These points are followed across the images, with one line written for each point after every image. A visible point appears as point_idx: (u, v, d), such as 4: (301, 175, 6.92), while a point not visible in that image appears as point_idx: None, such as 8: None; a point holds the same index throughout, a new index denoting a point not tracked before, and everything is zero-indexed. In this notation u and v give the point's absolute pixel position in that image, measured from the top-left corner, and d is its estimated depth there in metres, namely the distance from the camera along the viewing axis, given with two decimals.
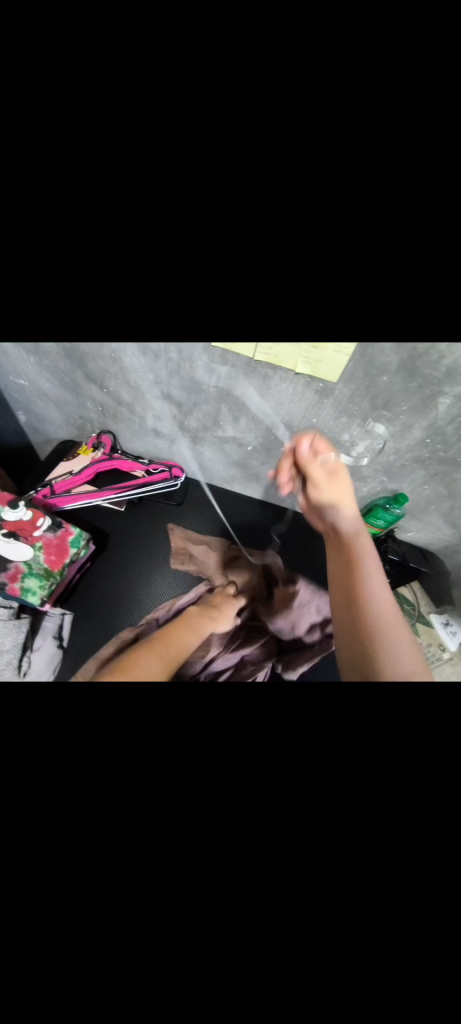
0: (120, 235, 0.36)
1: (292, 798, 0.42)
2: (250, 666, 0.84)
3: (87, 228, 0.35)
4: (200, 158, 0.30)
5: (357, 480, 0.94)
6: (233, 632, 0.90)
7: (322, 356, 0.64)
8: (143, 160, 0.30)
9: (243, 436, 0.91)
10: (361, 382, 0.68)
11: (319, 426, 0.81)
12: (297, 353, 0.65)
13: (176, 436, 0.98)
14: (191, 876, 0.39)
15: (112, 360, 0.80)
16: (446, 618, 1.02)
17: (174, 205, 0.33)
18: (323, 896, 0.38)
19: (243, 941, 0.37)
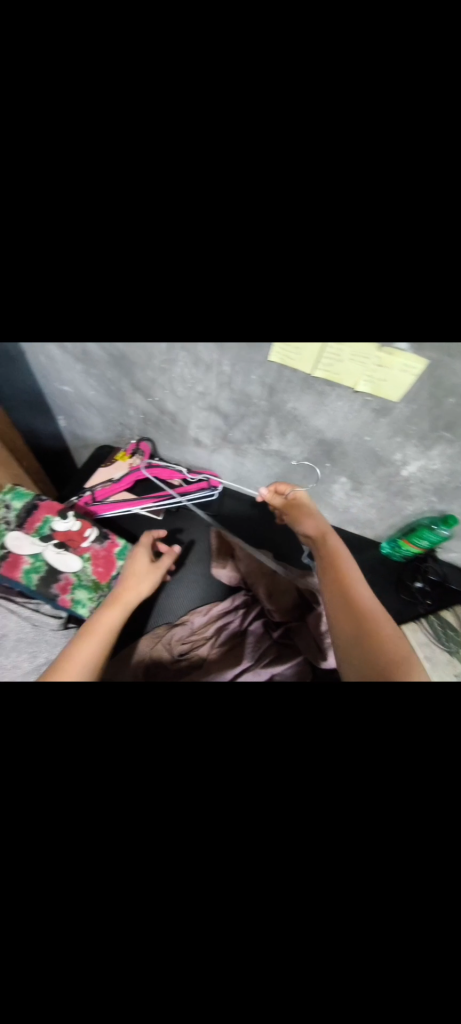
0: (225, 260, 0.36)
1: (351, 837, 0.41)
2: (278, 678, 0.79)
3: (199, 238, 0.36)
4: (315, 171, 0.31)
5: (404, 497, 0.91)
6: (265, 645, 0.85)
7: (388, 373, 0.62)
8: (260, 164, 0.31)
9: (288, 450, 0.89)
10: (425, 403, 0.65)
11: (371, 444, 0.78)
12: (361, 371, 0.63)
13: (218, 446, 0.96)
14: (263, 895, 0.40)
15: (161, 371, 0.79)
16: None
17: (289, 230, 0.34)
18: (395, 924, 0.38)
19: (304, 947, 0.41)
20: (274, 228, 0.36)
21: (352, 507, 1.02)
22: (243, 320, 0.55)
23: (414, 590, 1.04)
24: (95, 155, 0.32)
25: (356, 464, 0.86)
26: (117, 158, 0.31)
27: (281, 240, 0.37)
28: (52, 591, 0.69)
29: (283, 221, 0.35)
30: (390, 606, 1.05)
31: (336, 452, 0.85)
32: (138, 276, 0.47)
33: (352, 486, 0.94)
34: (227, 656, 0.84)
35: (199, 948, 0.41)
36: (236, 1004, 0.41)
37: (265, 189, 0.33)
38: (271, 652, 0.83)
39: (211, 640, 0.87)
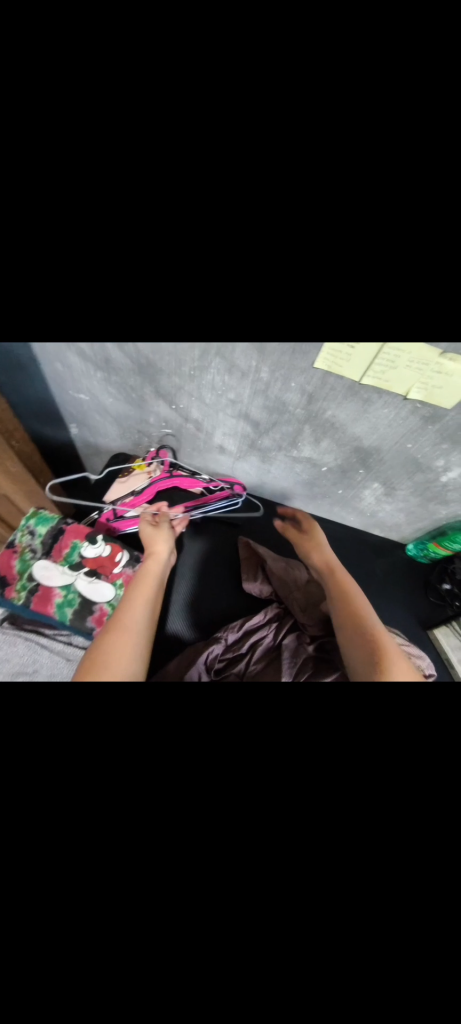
0: (300, 252, 0.34)
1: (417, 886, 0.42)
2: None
3: (272, 234, 0.32)
4: (415, 172, 0.28)
5: (442, 503, 0.87)
6: (304, 659, 0.78)
7: (448, 383, 0.57)
8: (362, 165, 0.28)
9: (321, 456, 0.84)
10: None
11: (413, 451, 0.75)
12: (416, 382, 0.59)
13: (244, 453, 0.91)
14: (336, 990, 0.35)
15: (188, 378, 0.73)
16: None
17: (373, 236, 0.32)
18: None
19: None
20: (363, 234, 0.32)
21: (380, 511, 0.99)
22: (297, 328, 0.50)
23: (443, 592, 1.03)
24: (163, 129, 0.27)
25: (393, 470, 0.82)
26: (196, 156, 0.28)
27: (374, 250, 0.33)
28: (87, 624, 0.65)
29: (388, 230, 0.31)
30: (418, 609, 1.04)
31: (372, 459, 0.81)
32: (194, 289, 0.42)
33: (384, 491, 0.90)
34: (267, 671, 0.78)
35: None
36: None
37: (358, 193, 0.29)
38: (313, 662, 0.77)
39: (247, 654, 0.82)
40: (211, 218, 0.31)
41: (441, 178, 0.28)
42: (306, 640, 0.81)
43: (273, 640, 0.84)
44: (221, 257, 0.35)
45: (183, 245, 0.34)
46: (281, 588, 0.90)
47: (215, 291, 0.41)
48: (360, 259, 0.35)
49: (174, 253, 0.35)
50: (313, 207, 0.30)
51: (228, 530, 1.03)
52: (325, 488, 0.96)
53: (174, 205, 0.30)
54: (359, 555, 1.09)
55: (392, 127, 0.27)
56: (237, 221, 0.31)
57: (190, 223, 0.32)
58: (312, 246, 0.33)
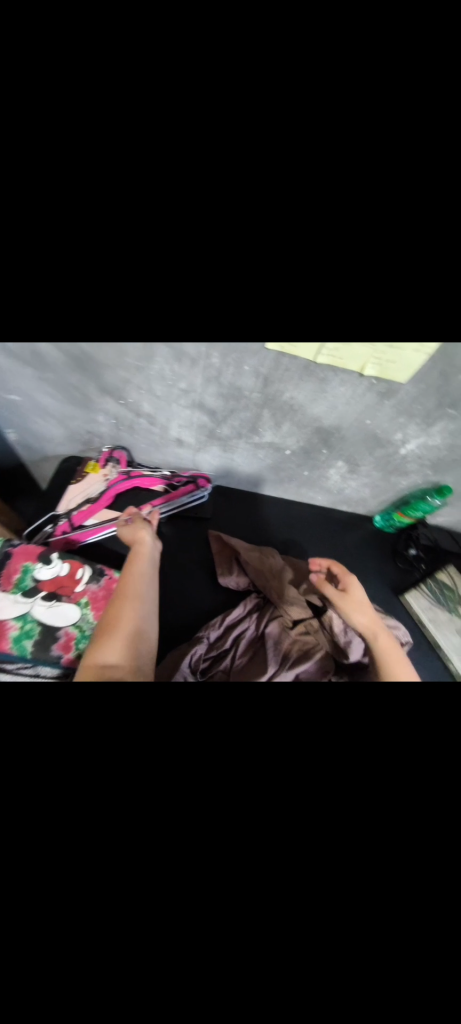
0: (235, 214, 0.30)
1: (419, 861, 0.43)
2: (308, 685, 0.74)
3: (200, 193, 0.29)
4: (341, 130, 0.27)
5: (402, 474, 0.89)
6: (290, 646, 0.78)
7: (401, 360, 0.57)
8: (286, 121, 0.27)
9: (282, 441, 0.82)
10: (431, 383, 0.61)
11: (372, 427, 0.74)
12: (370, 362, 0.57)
13: (203, 445, 0.87)
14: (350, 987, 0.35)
15: (132, 370, 0.67)
16: None
17: (309, 194, 0.30)
18: None
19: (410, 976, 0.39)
20: (298, 194, 0.30)
21: (346, 488, 1.00)
22: (241, 312, 0.46)
23: (409, 557, 1.08)
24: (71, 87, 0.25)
25: (354, 447, 0.82)
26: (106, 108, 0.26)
27: (313, 209, 0.30)
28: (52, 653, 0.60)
29: (324, 188, 0.29)
30: (390, 576, 1.08)
31: (334, 438, 0.80)
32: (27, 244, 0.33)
33: (348, 469, 0.91)
34: (251, 664, 0.77)
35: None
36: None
37: (287, 151, 0.28)
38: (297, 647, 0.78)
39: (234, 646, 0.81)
40: (130, 174, 0.28)
41: (372, 135, 0.27)
42: (287, 619, 0.82)
43: (255, 630, 0.83)
44: (146, 224, 0.31)
45: (103, 209, 0.30)
46: (259, 579, 0.89)
47: (148, 274, 0.37)
48: (301, 217, 0.31)
49: (92, 218, 0.31)
50: (241, 166, 0.28)
51: (197, 527, 0.99)
52: (290, 472, 0.94)
53: (88, 163, 0.28)
54: (330, 533, 1.10)
55: (314, 83, 0.26)
56: (161, 182, 0.29)
57: (108, 183, 0.29)
58: (246, 206, 0.30)
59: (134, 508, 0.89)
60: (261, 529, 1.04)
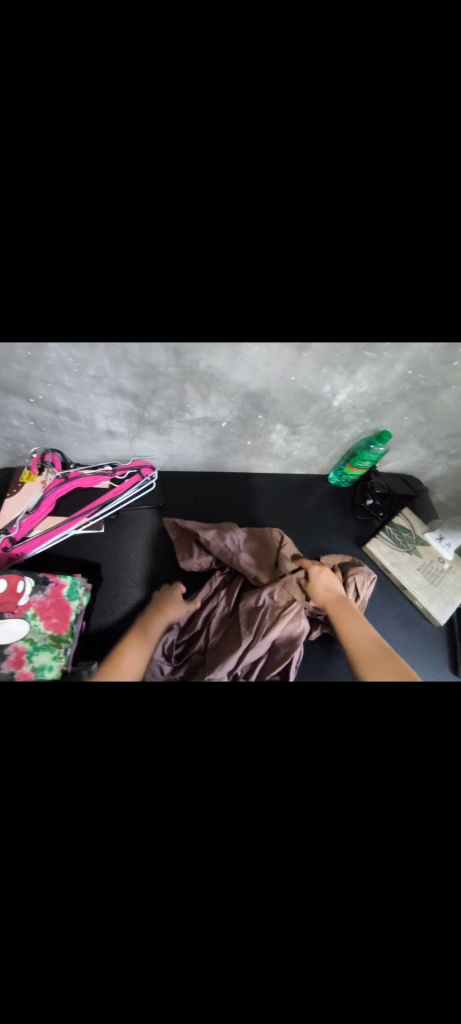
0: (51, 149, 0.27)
1: None
2: (284, 649, 0.77)
3: None
4: None
5: (343, 427, 0.90)
6: (262, 617, 0.79)
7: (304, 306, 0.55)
8: None
9: (215, 414, 0.80)
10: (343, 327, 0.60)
11: (300, 384, 0.73)
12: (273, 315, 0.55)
13: (137, 432, 0.84)
14: None
15: (32, 361, 0.63)
16: (440, 532, 1.04)
17: None
18: None
19: None
20: None
21: (293, 451, 1.00)
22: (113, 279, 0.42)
23: (367, 507, 1.10)
24: None
25: (288, 408, 0.81)
26: None
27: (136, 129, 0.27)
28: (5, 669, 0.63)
29: None
30: (352, 529, 1.09)
31: (265, 403, 0.78)
32: None
33: (289, 432, 0.90)
34: (225, 642, 0.78)
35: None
36: None
37: None
38: (268, 619, 0.78)
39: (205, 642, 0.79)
40: None
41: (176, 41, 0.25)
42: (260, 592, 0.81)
43: (227, 608, 0.83)
44: None
45: None
46: (223, 557, 0.88)
47: None
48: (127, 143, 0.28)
49: None
50: None
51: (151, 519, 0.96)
52: (233, 445, 0.93)
53: None
54: (288, 499, 1.10)
55: None
56: None
57: None
58: None
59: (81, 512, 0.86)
60: (218, 507, 1.03)
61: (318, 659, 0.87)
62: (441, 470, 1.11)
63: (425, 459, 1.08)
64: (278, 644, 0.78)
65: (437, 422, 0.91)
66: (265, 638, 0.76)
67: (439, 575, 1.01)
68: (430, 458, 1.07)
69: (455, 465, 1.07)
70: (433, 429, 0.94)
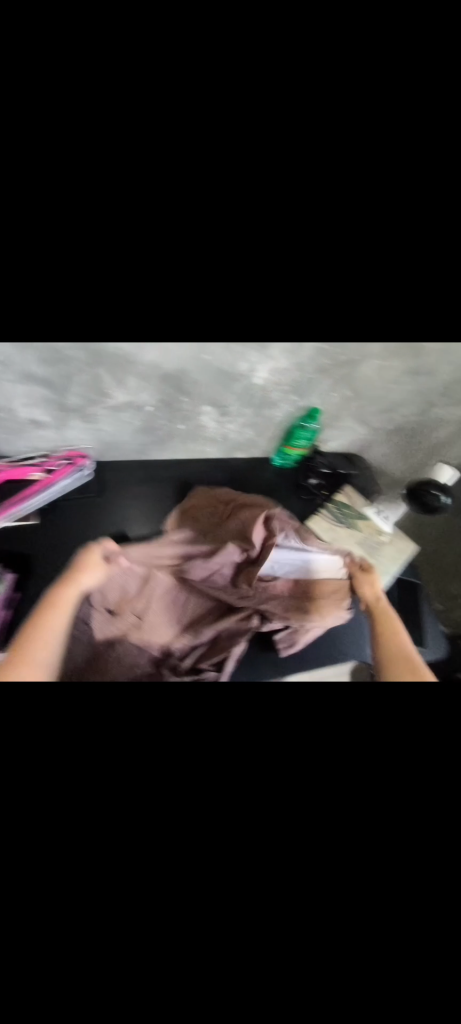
0: None
1: (195, 835, 0.60)
2: (227, 640, 0.88)
3: None
4: None
5: (272, 407, 0.91)
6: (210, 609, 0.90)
7: (175, 270, 0.55)
8: None
9: (139, 400, 0.81)
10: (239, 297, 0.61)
11: (215, 362, 0.75)
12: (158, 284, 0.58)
13: (63, 422, 0.84)
14: (185, 886, 0.56)
15: None
16: (379, 507, 1.09)
17: None
18: (278, 887, 0.57)
19: (243, 907, 0.56)
20: None
21: (229, 434, 1.01)
22: None
23: (310, 487, 1.12)
24: None
25: (211, 391, 0.82)
26: None
27: None
28: None
29: None
30: (296, 508, 1.11)
31: (187, 386, 0.79)
32: None
33: (219, 414, 0.91)
34: (167, 625, 0.89)
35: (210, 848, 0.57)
36: (214, 968, 0.53)
37: None
38: (212, 615, 0.89)
39: (143, 627, 0.87)
40: None
41: None
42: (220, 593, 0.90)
43: (183, 594, 0.91)
44: None
45: None
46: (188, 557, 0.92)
47: None
48: None
49: None
50: None
51: (90, 507, 0.98)
52: (166, 430, 0.94)
53: None
54: (232, 485, 1.11)
55: None
56: None
57: None
58: None
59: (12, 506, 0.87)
60: (163, 498, 1.04)
61: (255, 659, 0.92)
62: (383, 451, 1.13)
63: (366, 438, 1.09)
64: (221, 640, 0.88)
65: (365, 398, 0.92)
66: (209, 629, 0.88)
67: (377, 547, 1.05)
68: (369, 436, 1.08)
69: (395, 442, 1.09)
70: (364, 406, 0.96)
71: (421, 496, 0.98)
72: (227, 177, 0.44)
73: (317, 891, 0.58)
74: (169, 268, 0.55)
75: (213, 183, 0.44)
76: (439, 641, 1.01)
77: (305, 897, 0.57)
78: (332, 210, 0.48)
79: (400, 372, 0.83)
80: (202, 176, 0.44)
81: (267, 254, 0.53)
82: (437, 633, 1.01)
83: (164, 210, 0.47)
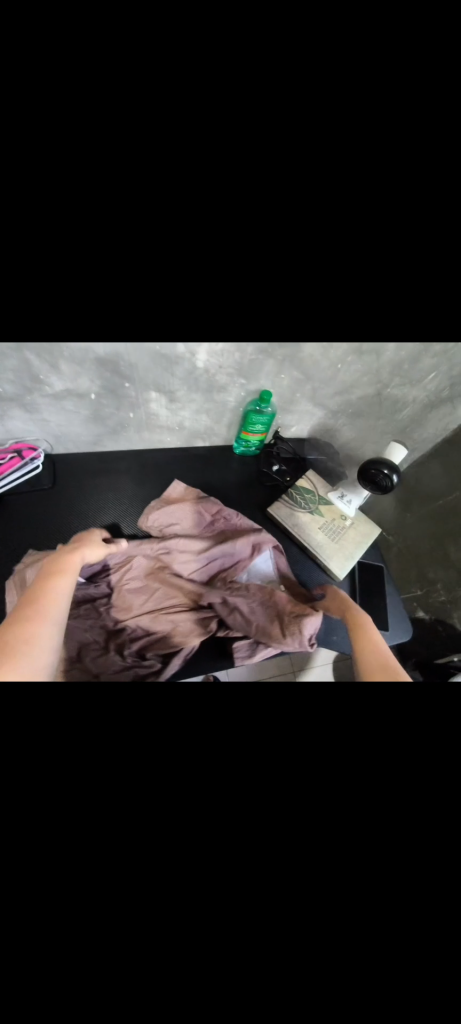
0: None
1: (145, 846, 0.46)
2: (180, 635, 0.83)
3: None
4: None
5: (222, 391, 0.90)
6: (169, 600, 0.86)
7: None
8: None
9: (82, 387, 0.79)
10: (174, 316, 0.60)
11: (155, 351, 0.73)
12: (63, 302, 0.52)
13: (5, 412, 0.82)
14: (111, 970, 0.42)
15: None
16: (342, 490, 1.05)
17: None
18: (235, 962, 0.43)
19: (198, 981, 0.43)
20: None
21: (184, 421, 0.99)
22: None
23: (274, 475, 1.10)
24: None
25: (154, 376, 0.80)
26: None
27: None
28: None
29: None
30: (258, 496, 1.10)
31: (128, 373, 0.78)
32: None
33: (168, 402, 0.90)
34: (129, 604, 0.85)
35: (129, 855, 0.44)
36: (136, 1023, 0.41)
37: None
38: (170, 606, 0.86)
39: (112, 602, 0.85)
40: None
41: None
42: (187, 593, 0.88)
43: (145, 579, 0.88)
44: None
45: None
46: (157, 554, 0.90)
47: None
48: None
49: None
50: None
51: (43, 502, 0.96)
52: (115, 420, 0.92)
53: None
54: (193, 473, 1.09)
55: None
56: None
57: None
58: None
59: None
60: (121, 490, 1.03)
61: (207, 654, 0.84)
62: (348, 436, 1.09)
63: (327, 421, 1.07)
64: (176, 633, 0.83)
65: (319, 379, 0.90)
66: (165, 618, 0.84)
67: (340, 531, 1.03)
68: (330, 420, 1.06)
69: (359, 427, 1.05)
70: (318, 388, 0.94)
71: (369, 472, 0.91)
72: (94, 181, 0.35)
73: (303, 974, 0.44)
74: (74, 285, 0.47)
75: (83, 190, 0.36)
76: (402, 626, 0.99)
77: (277, 976, 0.43)
78: (237, 228, 0.40)
79: (348, 351, 0.80)
80: (71, 180, 0.35)
81: (170, 273, 0.45)
82: (401, 618, 0.99)
83: (52, 242, 0.40)
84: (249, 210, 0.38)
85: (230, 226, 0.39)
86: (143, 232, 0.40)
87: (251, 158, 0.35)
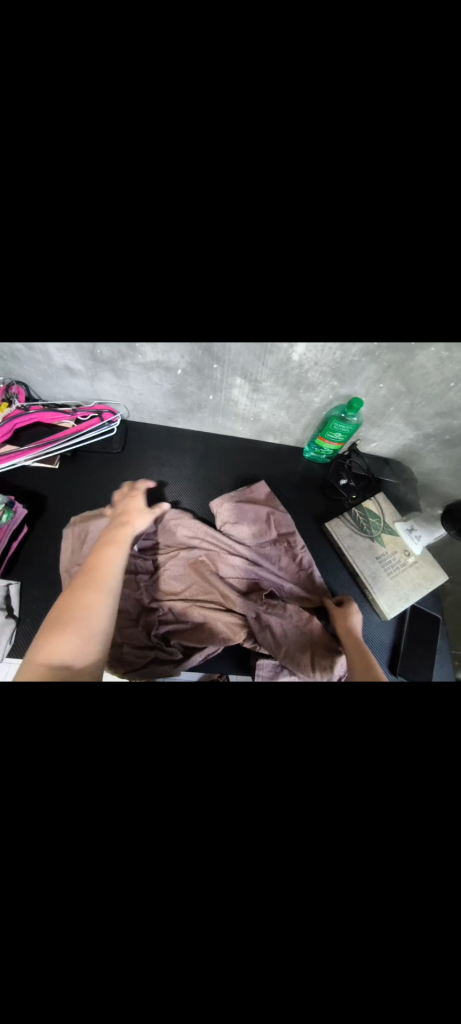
0: None
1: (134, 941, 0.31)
2: (207, 633, 0.81)
3: None
4: None
5: (309, 390, 0.84)
6: (205, 592, 0.86)
7: None
8: None
9: (170, 360, 0.78)
10: None
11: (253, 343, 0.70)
12: None
13: (97, 374, 0.85)
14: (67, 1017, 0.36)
15: None
16: (412, 522, 0.95)
17: None
18: None
19: None
20: None
21: (259, 412, 0.95)
22: None
23: (340, 489, 1.02)
24: None
25: (244, 362, 0.77)
26: None
27: None
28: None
29: None
30: (315, 506, 1.03)
31: (220, 354, 0.75)
32: None
33: (251, 390, 0.86)
34: (165, 587, 0.86)
35: (82, 906, 0.30)
36: None
37: None
38: (204, 601, 0.85)
39: (154, 576, 0.87)
40: None
41: None
42: (226, 591, 0.86)
43: (189, 567, 0.88)
44: None
45: None
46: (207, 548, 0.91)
47: None
48: None
49: None
50: None
51: (110, 463, 1.00)
52: (193, 398, 0.91)
53: None
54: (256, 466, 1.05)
55: None
56: None
57: None
58: None
59: (37, 445, 0.92)
60: (181, 468, 1.03)
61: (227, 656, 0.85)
62: (436, 465, 0.94)
63: (415, 445, 0.95)
64: (204, 630, 0.82)
65: (421, 395, 0.80)
66: (195, 610, 0.83)
67: (399, 564, 0.93)
68: (420, 444, 0.94)
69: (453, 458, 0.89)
70: (418, 404, 0.83)
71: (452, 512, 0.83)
72: (193, 188, 0.29)
73: None
74: (180, 311, 0.46)
75: (213, 215, 0.31)
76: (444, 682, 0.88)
77: None
78: None
79: None
80: (200, 196, 0.30)
81: None
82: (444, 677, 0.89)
83: None
84: (411, 220, 0.30)
85: (368, 230, 0.31)
86: (250, 240, 0.32)
87: (428, 167, 0.28)
